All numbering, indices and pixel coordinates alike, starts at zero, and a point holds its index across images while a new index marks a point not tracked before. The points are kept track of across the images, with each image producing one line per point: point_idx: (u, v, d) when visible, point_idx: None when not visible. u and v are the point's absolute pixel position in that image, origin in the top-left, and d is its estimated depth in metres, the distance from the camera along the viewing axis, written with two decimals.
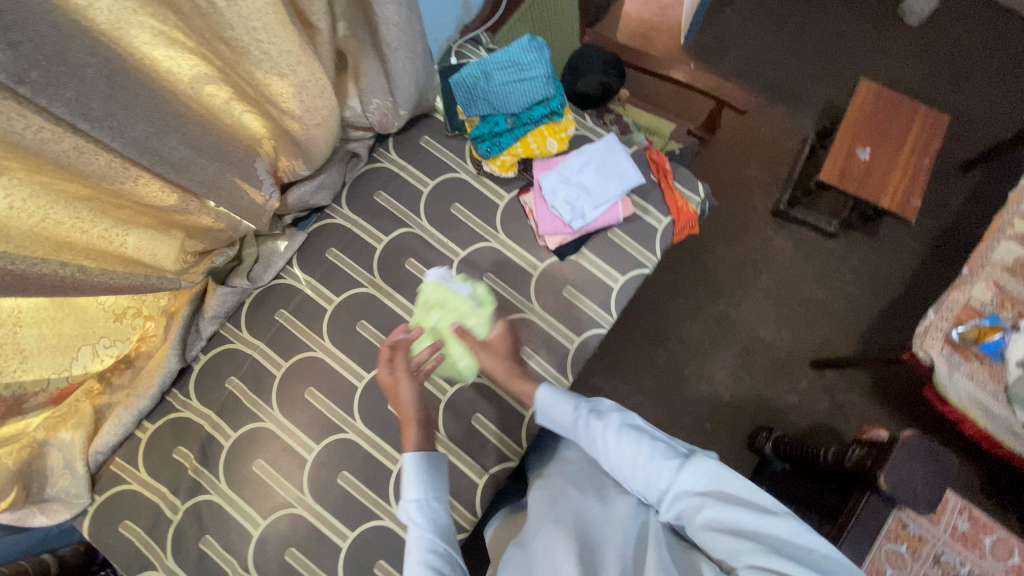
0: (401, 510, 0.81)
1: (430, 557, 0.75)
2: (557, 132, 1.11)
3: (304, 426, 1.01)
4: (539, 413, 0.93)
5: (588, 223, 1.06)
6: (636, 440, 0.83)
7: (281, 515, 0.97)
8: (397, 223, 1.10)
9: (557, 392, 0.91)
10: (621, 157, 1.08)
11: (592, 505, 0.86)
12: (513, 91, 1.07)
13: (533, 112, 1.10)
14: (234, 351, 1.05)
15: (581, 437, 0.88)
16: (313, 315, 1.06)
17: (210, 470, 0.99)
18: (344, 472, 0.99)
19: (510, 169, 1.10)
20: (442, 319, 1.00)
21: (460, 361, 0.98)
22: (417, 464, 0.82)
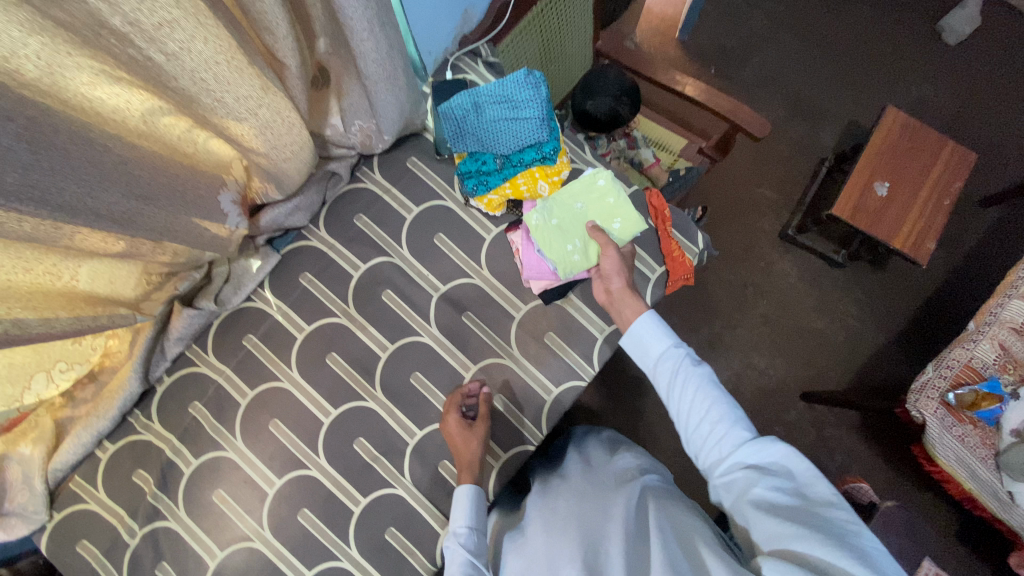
0: (450, 534, 0.88)
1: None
2: (549, 176, 1.05)
3: (267, 459, 0.98)
4: (628, 337, 0.92)
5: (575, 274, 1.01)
6: (715, 398, 0.82)
7: (239, 548, 0.96)
8: (375, 251, 1.05)
9: (657, 326, 0.90)
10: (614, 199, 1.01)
11: (588, 510, 0.84)
12: (504, 131, 1.01)
13: (523, 154, 1.04)
14: (199, 375, 1.01)
15: (661, 377, 0.88)
16: (281, 343, 1.02)
17: (170, 497, 0.97)
18: (305, 510, 0.97)
19: (498, 209, 1.03)
20: (585, 210, 1.02)
21: (576, 255, 0.99)
22: (472, 496, 0.90)
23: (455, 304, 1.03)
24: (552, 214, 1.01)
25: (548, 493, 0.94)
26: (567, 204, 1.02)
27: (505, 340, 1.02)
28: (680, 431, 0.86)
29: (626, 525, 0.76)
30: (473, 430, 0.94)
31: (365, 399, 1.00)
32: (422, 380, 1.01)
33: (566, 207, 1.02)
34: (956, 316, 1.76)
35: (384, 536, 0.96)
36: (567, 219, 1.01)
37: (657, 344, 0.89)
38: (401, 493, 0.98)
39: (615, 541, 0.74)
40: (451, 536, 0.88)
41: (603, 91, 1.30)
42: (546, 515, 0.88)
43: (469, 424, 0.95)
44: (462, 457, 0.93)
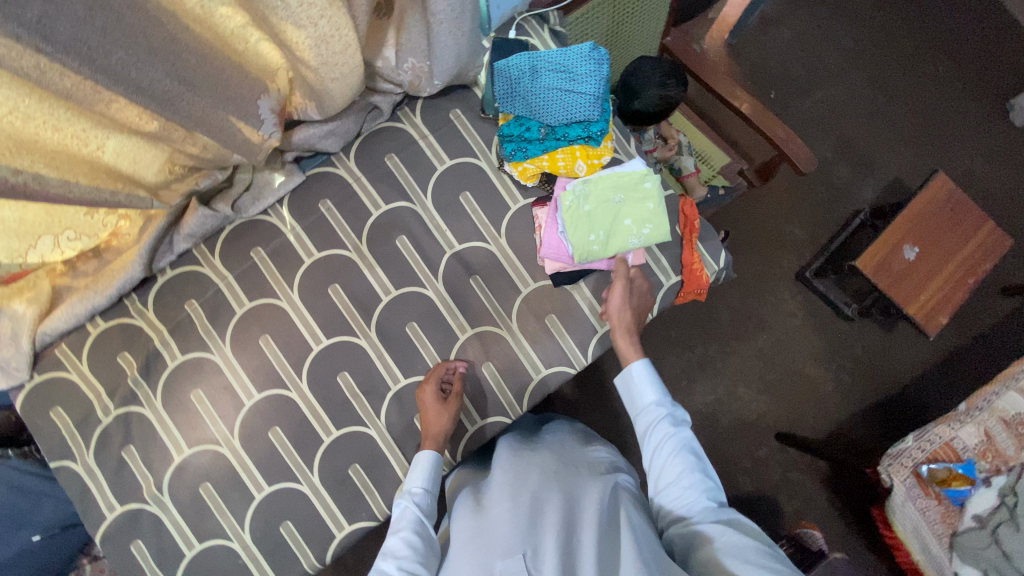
0: (403, 493, 0.89)
1: (410, 534, 0.83)
2: (589, 157, 1.03)
3: (250, 371, 0.99)
4: (622, 382, 0.96)
5: (591, 262, 1.00)
6: (689, 460, 0.85)
7: (205, 450, 0.97)
8: (399, 194, 1.04)
9: (650, 377, 0.95)
10: (653, 200, 1.00)
11: (552, 489, 0.83)
12: (555, 100, 0.99)
13: (569, 129, 1.02)
14: (201, 276, 1.02)
15: (643, 428, 0.92)
16: (287, 262, 1.02)
17: (149, 385, 0.99)
18: (277, 428, 0.98)
19: (530, 179, 1.03)
20: (622, 205, 1.00)
21: (596, 245, 0.98)
22: (431, 463, 0.92)
23: (466, 265, 1.03)
24: (586, 200, 1.00)
25: (518, 456, 0.94)
26: (605, 194, 1.01)
27: (507, 310, 1.02)
28: (651, 485, 0.88)
29: (601, 519, 0.75)
30: (447, 405, 0.95)
31: (358, 335, 1.01)
32: (417, 331, 1.01)
33: (605, 197, 1.00)
34: (950, 394, 1.75)
35: (347, 470, 0.98)
36: (600, 209, 1.00)
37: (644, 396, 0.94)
38: (373, 434, 0.99)
39: (587, 529, 0.74)
40: (404, 495, 0.90)
41: (647, 84, 1.24)
42: (510, 483, 0.87)
43: (443, 399, 0.96)
44: (430, 427, 0.95)
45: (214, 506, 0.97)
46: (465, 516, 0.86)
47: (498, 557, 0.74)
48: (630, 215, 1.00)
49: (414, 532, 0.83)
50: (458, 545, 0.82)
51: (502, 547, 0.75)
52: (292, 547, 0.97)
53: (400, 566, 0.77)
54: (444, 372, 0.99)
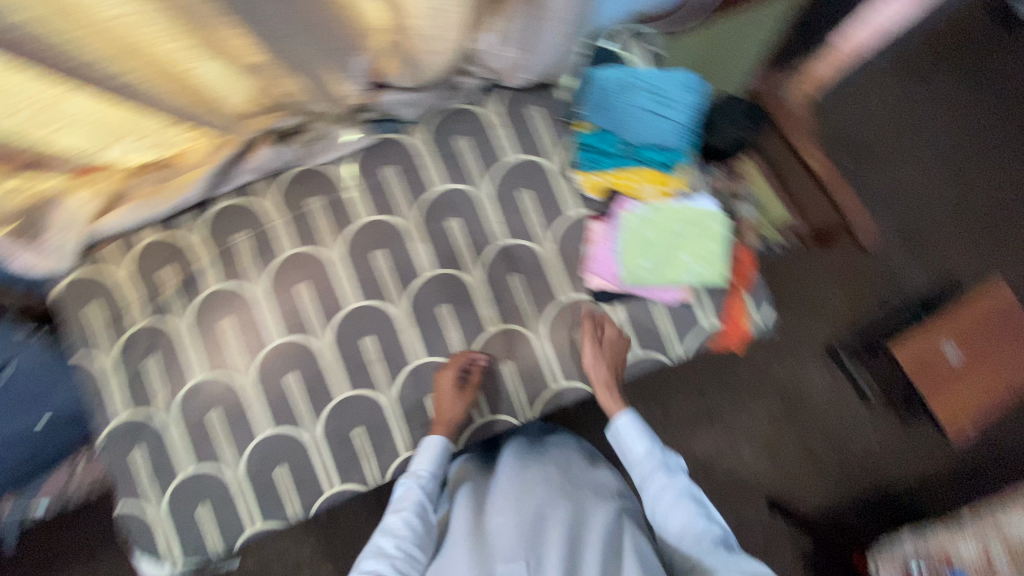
0: (408, 473, 0.97)
1: (409, 516, 0.94)
2: (661, 183, 1.03)
3: (280, 313, 1.01)
4: (613, 438, 1.06)
5: (637, 287, 1.00)
6: (688, 503, 0.92)
7: (221, 378, 1.00)
8: (461, 176, 1.05)
9: (640, 431, 1.04)
10: (715, 241, 0.99)
11: (557, 503, 0.85)
12: (642, 121, 1.03)
13: (648, 151, 1.05)
14: (255, 211, 1.04)
15: (642, 480, 1.01)
16: (339, 218, 1.03)
17: (183, 303, 1.01)
18: (292, 374, 1.00)
19: (597, 193, 1.04)
20: (682, 241, 1.00)
21: (645, 271, 0.99)
22: (439, 449, 0.97)
23: (510, 261, 1.03)
24: (647, 226, 1.00)
25: (524, 464, 0.95)
26: (666, 228, 1.01)
27: (539, 313, 1.02)
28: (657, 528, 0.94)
29: (604, 542, 0.78)
30: (461, 396, 0.98)
31: (389, 304, 1.02)
32: (447, 313, 1.02)
33: (666, 229, 1.00)
34: (957, 506, 1.68)
35: (349, 431, 0.99)
36: (660, 240, 1.00)
37: (636, 449, 1.03)
38: (382, 403, 1.00)
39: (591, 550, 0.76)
40: (411, 474, 0.98)
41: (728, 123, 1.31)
42: (516, 491, 0.89)
43: (460, 389, 0.98)
44: (442, 411, 0.99)
45: (217, 433, 0.99)
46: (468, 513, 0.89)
47: (499, 561, 0.76)
48: (689, 250, 0.99)
49: (414, 514, 0.94)
50: (458, 539, 0.84)
51: (504, 552, 0.78)
52: (281, 493, 0.98)
53: (399, 546, 0.90)
54: (466, 364, 0.99)
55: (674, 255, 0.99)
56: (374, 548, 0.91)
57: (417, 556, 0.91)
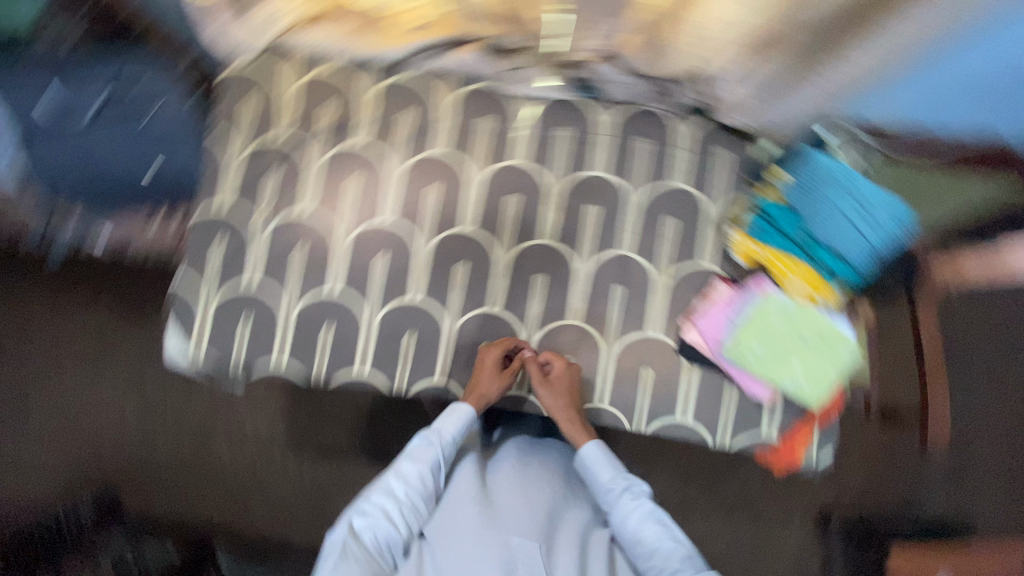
0: (430, 430, 0.96)
1: (424, 470, 0.92)
2: (813, 290, 0.95)
3: (401, 199, 1.03)
4: (575, 463, 0.98)
5: (732, 365, 0.96)
6: (659, 529, 0.88)
7: (322, 222, 1.03)
8: (625, 170, 1.01)
9: (600, 457, 0.97)
10: (832, 360, 0.93)
11: (563, 506, 0.93)
12: (829, 222, 0.92)
13: (820, 253, 0.95)
14: (430, 100, 1.05)
15: (604, 502, 0.94)
16: (497, 148, 1.03)
17: (329, 142, 1.05)
18: (382, 257, 1.02)
19: (745, 261, 0.98)
20: (804, 343, 0.94)
21: (750, 355, 0.95)
22: (466, 416, 0.97)
23: (622, 273, 1.00)
24: (774, 314, 0.95)
25: (529, 453, 1.02)
26: (789, 322, 0.94)
27: (620, 334, 0.99)
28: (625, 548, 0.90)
29: (606, 556, 0.87)
30: (501, 376, 1.00)
31: (496, 248, 1.03)
32: (539, 284, 1.02)
33: (794, 325, 0.94)
34: None
35: (402, 331, 1.01)
36: (780, 335, 0.94)
37: (600, 476, 0.96)
38: (441, 326, 1.02)
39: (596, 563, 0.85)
40: (431, 431, 0.96)
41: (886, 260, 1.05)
42: (525, 475, 0.96)
43: (502, 370, 1.00)
44: (478, 386, 0.99)
45: (292, 265, 1.02)
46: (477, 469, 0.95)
47: (515, 534, 0.83)
48: (804, 356, 0.94)
49: (429, 469, 0.92)
50: (470, 490, 0.90)
51: (519, 527, 0.85)
52: (315, 351, 1.01)
53: (409, 493, 0.88)
54: (518, 351, 1.01)
55: (786, 356, 0.94)
56: (387, 484, 0.89)
57: (424, 509, 0.89)
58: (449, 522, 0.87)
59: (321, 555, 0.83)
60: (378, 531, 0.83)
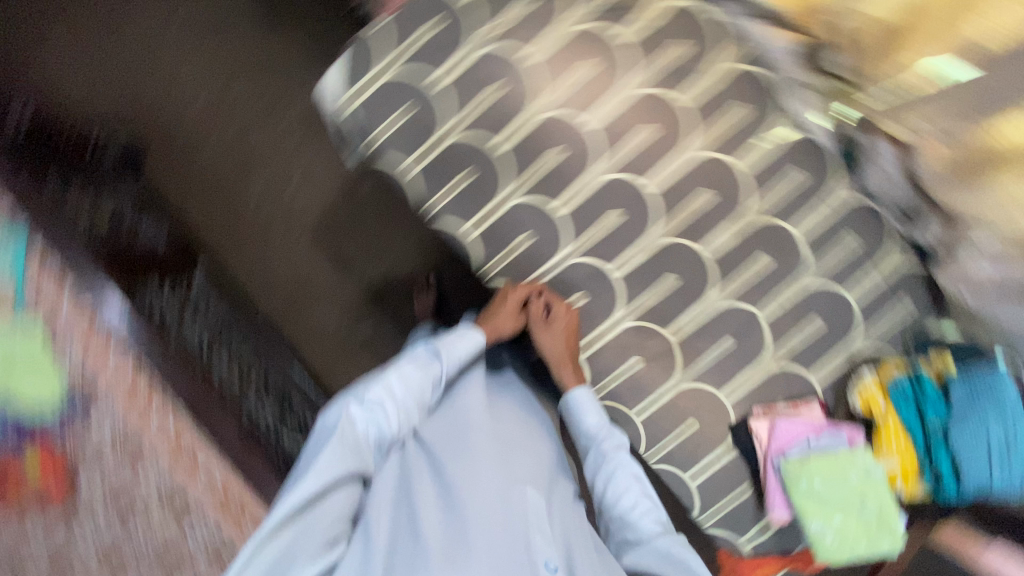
0: (440, 344, 1.01)
1: (428, 380, 0.97)
2: (899, 474, 0.92)
3: (617, 116, 0.93)
4: (569, 408, 0.98)
5: (773, 476, 0.93)
6: (636, 485, 0.92)
7: (533, 80, 0.93)
8: (821, 249, 0.94)
9: (592, 403, 0.97)
10: (868, 533, 0.89)
11: (554, 466, 1.03)
12: (971, 438, 0.87)
13: (936, 453, 0.90)
14: (714, 47, 0.93)
15: (589, 449, 0.97)
16: (735, 140, 0.93)
17: (596, 12, 0.93)
18: (562, 152, 0.94)
19: (863, 405, 0.93)
20: (859, 505, 0.90)
21: (800, 484, 0.90)
22: (475, 342, 1.04)
23: (743, 333, 0.95)
24: (847, 466, 0.90)
25: (529, 408, 1.11)
26: (856, 478, 0.90)
27: (698, 377, 0.96)
28: (597, 495, 0.95)
29: (582, 518, 0.97)
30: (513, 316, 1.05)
31: (659, 224, 0.94)
32: (669, 284, 0.95)
33: (857, 484, 0.90)
34: None
35: (524, 228, 0.97)
36: (841, 487, 0.89)
37: (590, 423, 0.97)
38: (558, 251, 0.97)
39: (579, 522, 0.95)
40: (442, 346, 1.01)
41: None
42: (525, 423, 1.06)
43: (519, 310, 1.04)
44: (492, 321, 1.07)
45: (479, 97, 0.94)
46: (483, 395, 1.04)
47: (523, 482, 0.92)
48: (846, 517, 0.90)
49: (432, 380, 0.97)
50: (474, 419, 0.98)
51: (525, 475, 0.94)
52: (444, 185, 0.98)
53: (407, 395, 0.92)
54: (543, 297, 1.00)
55: (831, 507, 0.89)
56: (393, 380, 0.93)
57: (419, 414, 0.95)
58: (454, 441, 0.95)
59: (315, 433, 0.85)
60: (376, 425, 0.87)
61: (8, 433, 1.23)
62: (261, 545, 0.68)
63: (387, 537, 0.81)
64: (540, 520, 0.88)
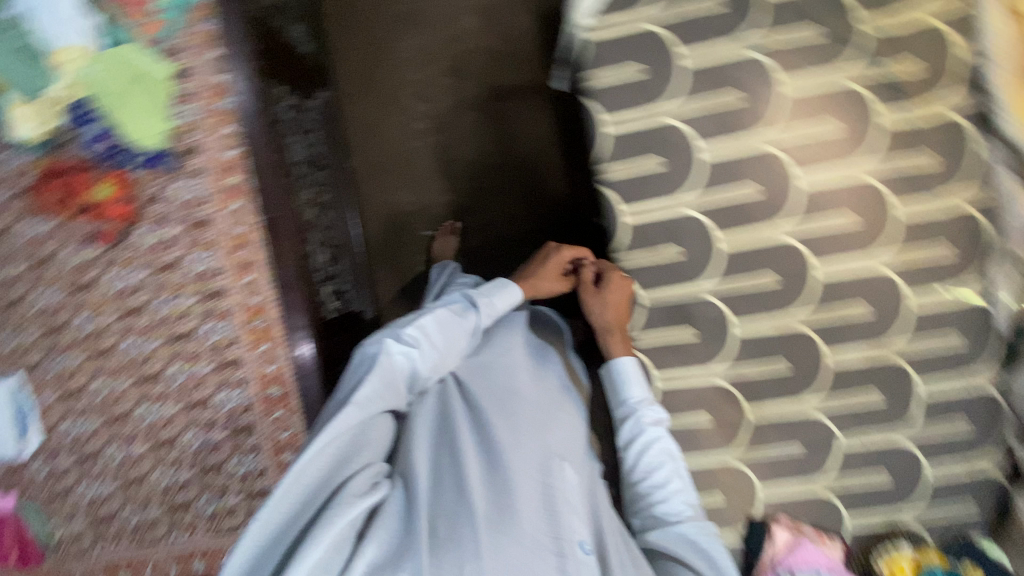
0: (480, 299, 1.14)
1: (466, 329, 1.10)
2: None
3: (828, 189, 0.88)
4: (609, 373, 0.97)
5: None
6: (666, 463, 0.93)
7: (774, 110, 0.87)
8: (932, 413, 0.92)
9: (634, 376, 0.95)
10: None
11: (584, 438, 1.13)
12: None
13: None
14: (957, 178, 0.87)
15: (620, 417, 0.98)
16: (918, 274, 0.89)
17: (871, 81, 0.87)
18: (760, 193, 0.89)
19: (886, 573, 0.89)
20: None
21: None
22: (513, 296, 1.18)
23: (813, 447, 0.93)
24: None
25: (564, 381, 1.22)
26: None
27: (750, 462, 0.94)
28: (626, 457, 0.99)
29: (602, 493, 1.08)
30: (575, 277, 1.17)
31: (804, 309, 0.90)
32: (777, 367, 0.92)
33: None
34: None
35: (679, 241, 0.91)
36: None
37: (630, 394, 0.95)
38: (697, 279, 0.92)
39: (600, 496, 1.05)
40: (483, 302, 1.14)
41: None
42: (562, 394, 1.17)
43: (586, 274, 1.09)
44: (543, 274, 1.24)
45: (714, 95, 0.88)
46: (521, 358, 1.16)
47: (554, 451, 1.03)
48: None
49: (469, 329, 1.11)
50: (512, 381, 1.11)
51: (556, 446, 1.05)
52: (632, 158, 0.92)
53: (441, 338, 1.05)
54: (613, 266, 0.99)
55: None
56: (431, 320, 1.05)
57: (454, 358, 1.08)
58: (495, 399, 1.07)
59: (357, 367, 0.97)
60: (410, 358, 1.00)
61: (94, 138, 1.19)
62: (316, 480, 0.82)
63: (428, 473, 0.95)
64: (570, 490, 1.00)
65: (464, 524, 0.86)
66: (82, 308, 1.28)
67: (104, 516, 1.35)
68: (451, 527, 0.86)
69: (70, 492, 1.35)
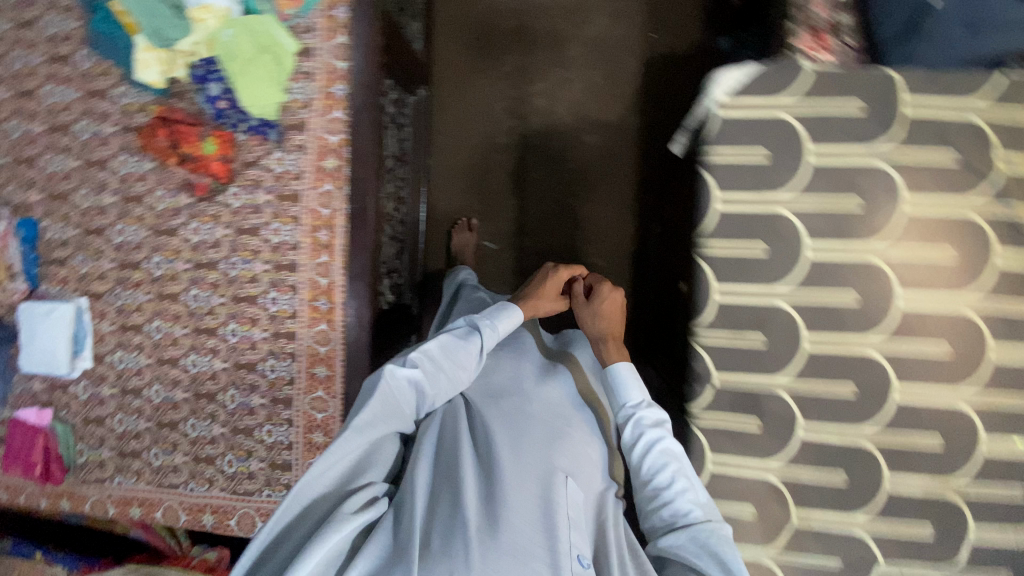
0: (483, 323, 1.18)
1: (472, 347, 1.13)
2: None
3: (925, 314, 0.87)
4: (614, 378, 1.13)
5: None
6: (669, 462, 0.95)
7: (887, 224, 0.86)
8: (978, 562, 0.88)
9: (632, 380, 1.11)
10: None
11: (592, 463, 1.14)
12: None
13: None
14: None
15: (625, 422, 1.07)
16: (997, 420, 0.87)
17: (994, 217, 0.84)
18: (857, 304, 0.87)
19: None
20: None
21: None
22: (512, 316, 1.24)
23: (851, 566, 0.91)
24: None
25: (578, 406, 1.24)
26: None
27: (783, 564, 0.92)
28: (634, 464, 1.01)
29: (610, 521, 1.06)
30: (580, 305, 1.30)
31: (872, 428, 0.89)
32: (832, 480, 0.90)
33: None
34: None
35: (765, 333, 0.89)
36: None
37: (628, 397, 1.10)
38: (773, 374, 0.90)
39: (606, 524, 1.04)
40: (486, 325, 1.18)
41: None
42: (570, 417, 1.19)
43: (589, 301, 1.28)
44: (544, 294, 1.33)
45: (835, 199, 0.87)
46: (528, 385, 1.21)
47: (557, 470, 1.04)
48: None
49: (474, 350, 1.13)
50: (520, 402, 1.16)
51: (558, 463, 1.05)
52: (737, 239, 0.89)
53: (444, 357, 1.08)
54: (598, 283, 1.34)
55: None
56: (441, 343, 1.09)
57: (461, 379, 1.10)
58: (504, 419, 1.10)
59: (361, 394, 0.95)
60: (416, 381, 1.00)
61: (215, 93, 1.22)
62: (319, 493, 0.83)
63: (428, 487, 0.96)
64: (572, 507, 0.99)
65: (459, 533, 0.85)
66: (158, 251, 1.32)
67: (130, 452, 1.39)
68: (447, 538, 0.84)
69: (103, 422, 1.39)
